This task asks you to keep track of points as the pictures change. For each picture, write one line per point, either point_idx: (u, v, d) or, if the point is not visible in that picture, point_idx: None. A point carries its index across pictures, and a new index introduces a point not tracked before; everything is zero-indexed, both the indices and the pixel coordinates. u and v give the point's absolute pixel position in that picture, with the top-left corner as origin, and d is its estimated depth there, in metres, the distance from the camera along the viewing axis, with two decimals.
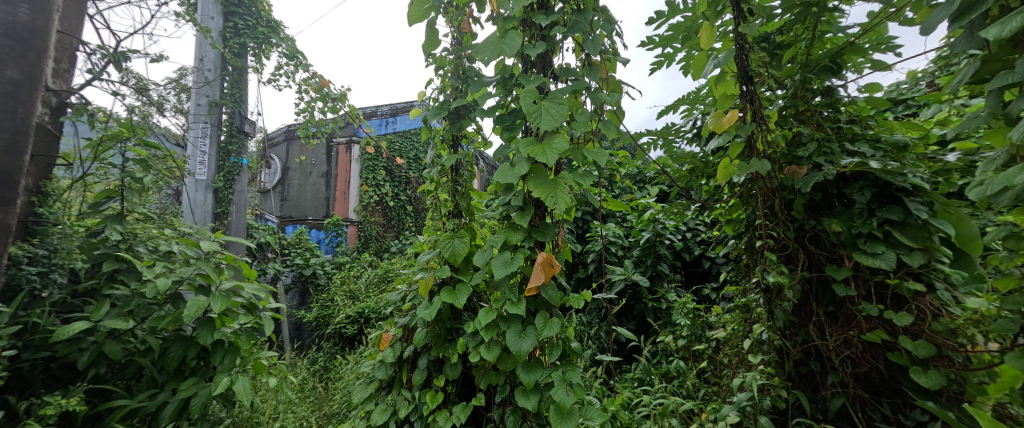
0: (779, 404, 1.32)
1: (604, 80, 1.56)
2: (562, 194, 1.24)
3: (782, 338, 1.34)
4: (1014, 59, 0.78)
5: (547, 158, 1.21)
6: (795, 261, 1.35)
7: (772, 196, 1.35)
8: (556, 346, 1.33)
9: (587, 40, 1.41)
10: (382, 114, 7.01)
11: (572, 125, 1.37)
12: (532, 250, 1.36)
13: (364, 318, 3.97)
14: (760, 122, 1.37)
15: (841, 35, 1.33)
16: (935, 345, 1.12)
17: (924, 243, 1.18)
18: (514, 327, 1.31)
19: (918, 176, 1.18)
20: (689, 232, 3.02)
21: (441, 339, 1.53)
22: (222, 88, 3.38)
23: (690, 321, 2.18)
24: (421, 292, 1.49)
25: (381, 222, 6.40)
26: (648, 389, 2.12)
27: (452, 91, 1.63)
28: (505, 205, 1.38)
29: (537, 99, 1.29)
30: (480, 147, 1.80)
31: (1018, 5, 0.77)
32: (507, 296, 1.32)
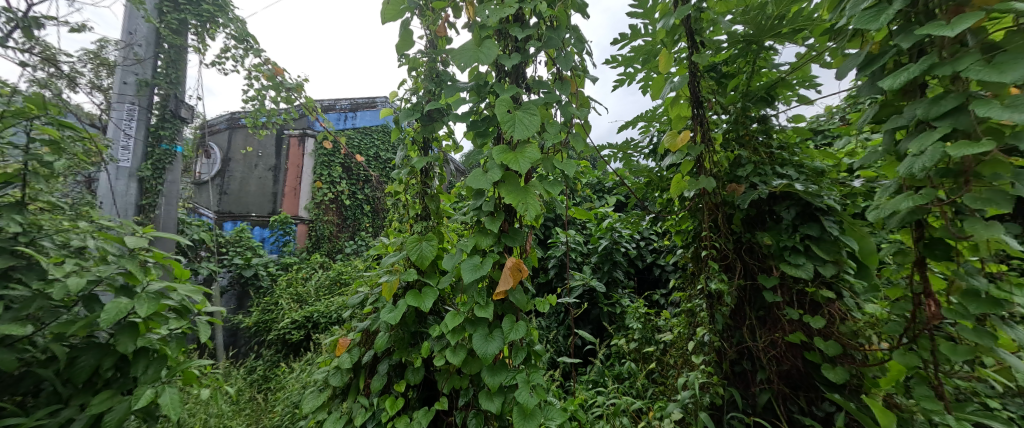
0: (716, 401, 1.46)
1: (574, 95, 1.66)
2: (532, 201, 1.32)
3: (720, 339, 1.49)
4: (903, 105, 0.93)
5: (520, 166, 1.28)
6: (733, 269, 1.49)
7: (716, 210, 1.49)
8: (521, 349, 1.40)
9: (560, 56, 1.54)
10: (341, 108, 6.83)
11: (543, 136, 1.45)
12: (501, 255, 1.43)
13: (312, 322, 3.84)
14: (709, 143, 1.50)
15: (774, 71, 1.50)
16: (842, 345, 1.27)
17: (835, 256, 1.33)
18: (480, 331, 1.36)
19: (832, 199, 1.34)
20: (643, 240, 3.18)
21: (404, 343, 1.56)
22: (156, 67, 3.10)
23: (641, 324, 2.31)
24: (385, 295, 1.52)
25: (335, 221, 6.24)
26: (601, 390, 2.21)
27: (425, 93, 1.67)
28: (476, 210, 1.44)
29: (511, 108, 1.36)
30: (450, 151, 1.85)
31: (907, 62, 0.91)
32: (475, 300, 1.38)
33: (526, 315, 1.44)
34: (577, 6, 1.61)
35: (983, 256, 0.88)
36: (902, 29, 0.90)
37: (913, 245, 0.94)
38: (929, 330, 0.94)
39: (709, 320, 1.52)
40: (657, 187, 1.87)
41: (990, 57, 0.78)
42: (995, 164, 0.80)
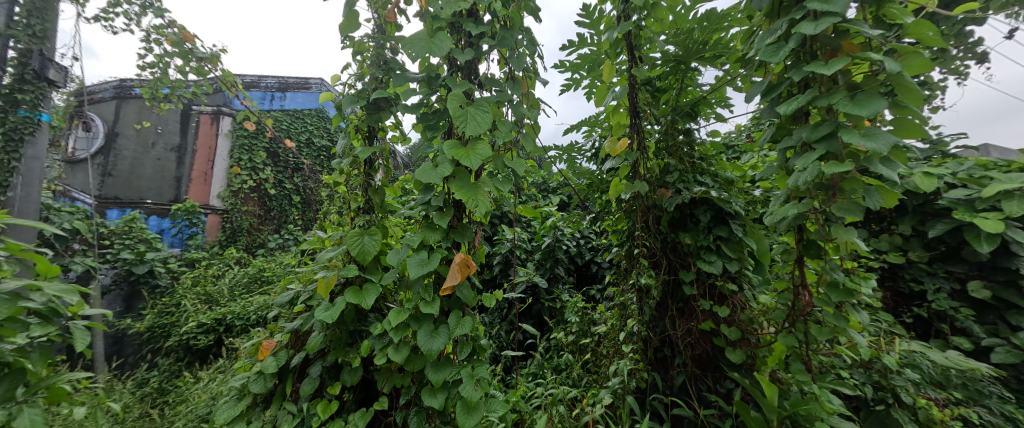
0: (642, 385, 1.61)
1: (525, 95, 1.74)
2: (481, 197, 1.39)
3: (647, 329, 1.65)
4: (792, 128, 1.12)
5: (471, 162, 1.35)
6: (659, 266, 1.66)
7: (647, 212, 1.65)
8: (466, 344, 1.46)
9: (513, 56, 1.59)
10: (269, 87, 6.11)
11: (494, 134, 1.51)
12: (448, 250, 1.49)
13: (224, 326, 3.31)
14: (643, 151, 1.65)
15: (698, 90, 1.70)
16: (742, 331, 1.47)
17: (740, 254, 1.54)
18: (425, 328, 1.41)
19: (738, 205, 1.55)
20: (582, 239, 3.36)
21: (341, 343, 1.58)
22: (12, 12, 2.41)
23: (579, 318, 2.44)
24: (321, 292, 1.51)
25: (256, 212, 5.53)
26: (541, 381, 2.29)
27: (372, 80, 1.69)
28: (424, 205, 1.48)
29: (463, 104, 1.42)
30: (397, 142, 1.88)
31: (797, 92, 1.09)
32: (420, 296, 1.41)
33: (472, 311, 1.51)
34: (530, 9, 1.70)
35: (842, 255, 1.10)
36: (795, 64, 1.08)
37: (796, 246, 1.13)
38: (804, 316, 1.14)
39: (637, 311, 1.67)
40: (598, 189, 2.01)
41: (854, 94, 0.97)
42: (853, 181, 0.99)
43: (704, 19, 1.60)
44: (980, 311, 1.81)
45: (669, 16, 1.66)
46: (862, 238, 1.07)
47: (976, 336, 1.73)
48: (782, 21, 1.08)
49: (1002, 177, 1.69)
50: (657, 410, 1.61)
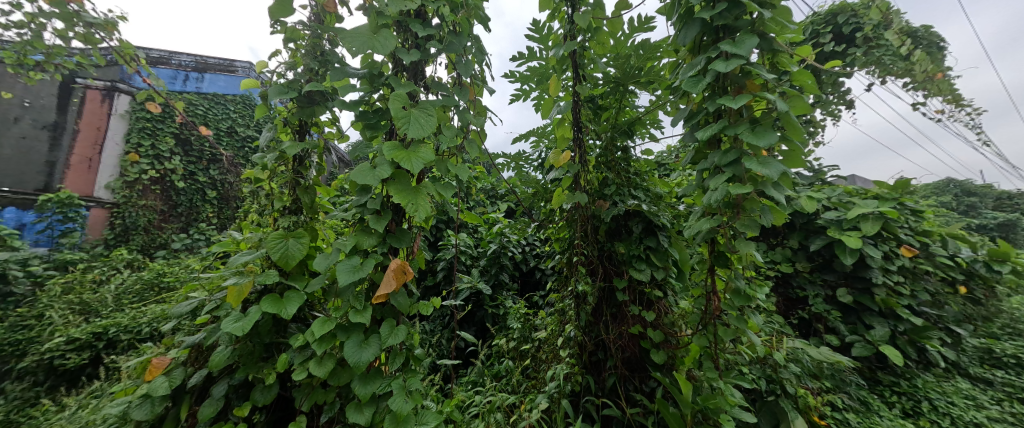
0: (576, 388, 1.69)
1: (472, 102, 1.79)
2: (421, 201, 1.41)
3: (583, 333, 1.73)
4: (707, 152, 1.34)
5: (412, 166, 1.37)
6: (596, 273, 1.75)
7: (587, 221, 1.75)
8: (399, 354, 1.42)
9: (460, 62, 1.63)
10: (181, 66, 4.93)
11: (438, 138, 1.55)
12: (385, 256, 1.47)
13: (105, 341, 2.63)
14: (584, 164, 1.77)
15: (634, 110, 1.85)
16: (664, 334, 1.62)
17: (665, 263, 1.69)
18: (354, 338, 1.38)
19: (665, 218, 1.70)
20: (528, 246, 3.41)
21: (254, 357, 1.51)
22: None
23: (521, 324, 2.46)
24: (231, 302, 1.42)
25: (158, 208, 4.34)
26: (480, 389, 2.27)
27: (306, 72, 1.67)
28: (360, 207, 1.47)
29: (406, 105, 1.44)
30: (333, 139, 1.84)
31: (711, 122, 1.32)
32: (351, 304, 1.39)
33: (408, 319, 1.49)
34: (480, 18, 1.75)
35: (744, 265, 1.33)
36: (711, 96, 1.30)
37: (709, 254, 1.35)
38: (715, 318, 1.36)
39: (574, 317, 1.75)
40: (543, 198, 2.10)
41: (754, 127, 1.21)
42: (753, 201, 1.22)
43: (640, 47, 1.75)
44: (844, 312, 2.57)
45: (609, 39, 1.78)
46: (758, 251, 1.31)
47: (841, 333, 2.45)
48: (701, 57, 1.29)
49: (861, 203, 2.50)
50: (589, 411, 1.70)
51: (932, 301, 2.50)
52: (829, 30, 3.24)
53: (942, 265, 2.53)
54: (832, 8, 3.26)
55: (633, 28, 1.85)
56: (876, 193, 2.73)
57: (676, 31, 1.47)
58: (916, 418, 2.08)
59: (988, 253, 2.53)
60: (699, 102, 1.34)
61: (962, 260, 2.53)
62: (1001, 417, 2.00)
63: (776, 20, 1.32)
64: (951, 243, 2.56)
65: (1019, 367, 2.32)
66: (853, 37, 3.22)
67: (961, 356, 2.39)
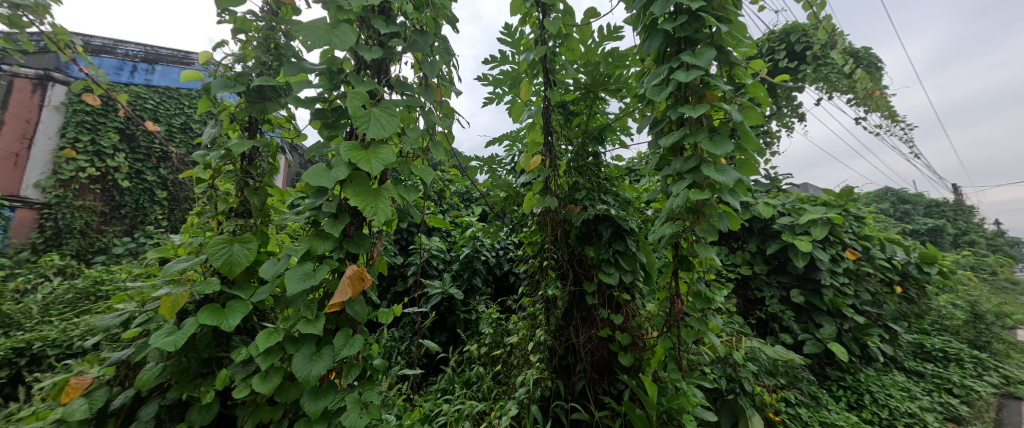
0: (545, 393, 1.66)
1: (439, 103, 1.75)
2: (382, 205, 1.36)
3: (553, 338, 1.72)
4: (669, 159, 1.42)
5: (371, 167, 1.30)
6: (566, 277, 1.76)
7: (557, 226, 1.75)
8: (354, 366, 1.34)
9: (426, 62, 1.60)
10: (129, 56, 4.59)
11: (402, 140, 1.49)
12: (340, 262, 1.40)
13: (27, 357, 2.18)
14: (554, 168, 1.76)
15: (604, 118, 1.90)
16: (632, 336, 1.65)
17: (633, 266, 1.72)
18: (304, 351, 1.29)
19: (633, 222, 1.74)
20: (502, 249, 3.34)
21: (190, 373, 1.35)
22: None
23: (493, 329, 2.39)
24: (164, 313, 1.28)
25: (98, 210, 4.03)
26: (448, 397, 2.19)
27: (258, 65, 1.56)
28: (314, 210, 1.37)
29: (366, 104, 1.39)
30: (289, 137, 1.78)
31: (674, 130, 1.39)
32: (302, 314, 1.30)
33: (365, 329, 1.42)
34: (448, 18, 1.73)
35: (705, 269, 1.40)
36: (674, 105, 1.37)
37: (672, 257, 1.42)
38: (680, 320, 1.42)
39: (544, 321, 1.73)
40: (515, 202, 2.09)
41: (712, 136, 1.28)
42: (711, 208, 1.29)
43: (609, 55, 1.78)
44: (797, 312, 2.73)
45: (579, 46, 1.81)
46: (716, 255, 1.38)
47: (794, 331, 2.62)
48: (665, 67, 1.35)
49: (811, 211, 2.70)
50: (558, 416, 1.68)
51: (875, 301, 2.81)
52: (783, 46, 3.61)
53: (880, 267, 2.82)
54: (786, 27, 3.63)
55: (602, 36, 1.88)
56: (825, 200, 2.97)
57: (641, 40, 1.51)
58: (858, 410, 2.33)
59: (919, 256, 2.87)
60: (663, 111, 1.41)
61: (897, 262, 2.82)
62: (931, 407, 2.37)
63: (732, 34, 1.38)
64: (888, 247, 2.84)
65: (945, 359, 2.88)
66: (805, 54, 3.58)
67: (899, 351, 2.78)
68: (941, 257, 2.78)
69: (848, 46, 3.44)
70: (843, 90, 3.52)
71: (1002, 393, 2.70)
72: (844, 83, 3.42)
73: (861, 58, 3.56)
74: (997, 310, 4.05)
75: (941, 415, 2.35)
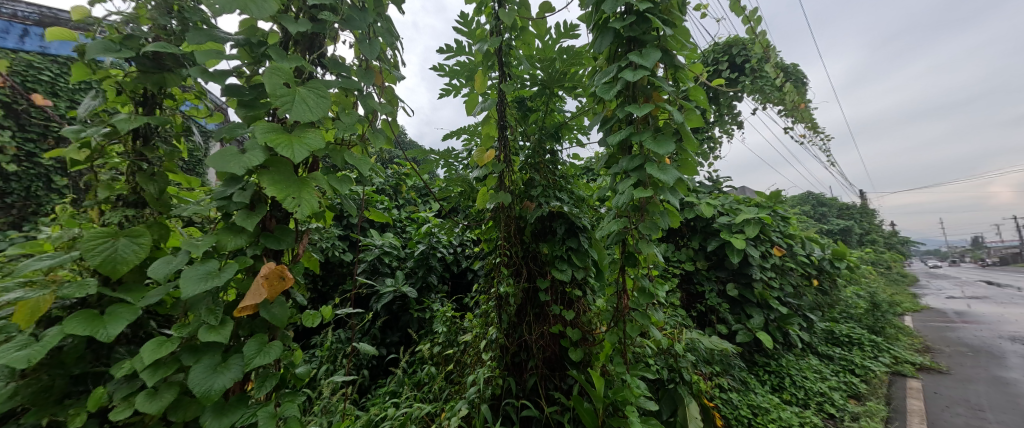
0: (496, 391, 1.66)
1: (380, 88, 1.59)
2: (307, 197, 1.09)
3: (505, 336, 1.72)
4: (618, 157, 1.46)
5: (292, 155, 1.04)
6: (520, 274, 1.75)
7: (511, 223, 1.73)
8: (272, 376, 1.09)
9: (364, 42, 1.38)
10: (19, 16, 3.86)
11: (336, 125, 1.26)
12: (257, 259, 1.12)
13: None
14: (508, 163, 1.74)
15: (561, 115, 1.91)
16: (581, 331, 1.67)
17: (585, 262, 1.74)
18: (205, 360, 1.00)
19: (586, 220, 1.76)
20: (459, 247, 3.21)
21: (54, 392, 1.04)
22: None
23: (446, 328, 2.32)
24: (14, 321, 0.97)
25: None
26: (396, 400, 2.12)
27: (156, 27, 1.21)
28: (224, 201, 1.09)
29: (289, 82, 1.13)
30: (202, 116, 1.48)
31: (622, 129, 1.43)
32: (202, 319, 1.00)
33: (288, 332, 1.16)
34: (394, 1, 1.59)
35: (649, 265, 1.45)
36: (622, 102, 1.40)
37: (619, 254, 1.45)
38: (625, 315, 1.46)
39: (496, 319, 1.73)
40: (469, 196, 2.07)
41: (656, 135, 1.31)
42: (654, 205, 1.35)
43: (565, 52, 1.79)
44: (732, 304, 2.89)
45: (535, 40, 1.82)
46: (659, 251, 1.44)
47: (729, 322, 2.78)
48: (614, 66, 1.40)
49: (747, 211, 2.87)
50: (509, 414, 1.67)
51: (795, 293, 3.09)
52: (725, 58, 3.85)
53: (801, 262, 3.09)
54: (728, 40, 3.87)
55: (559, 33, 1.88)
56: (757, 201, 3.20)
57: (593, 38, 1.54)
58: (780, 392, 2.54)
59: (832, 253, 3.21)
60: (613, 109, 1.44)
61: (814, 258, 3.12)
62: (837, 385, 2.66)
63: (676, 37, 1.43)
64: (807, 244, 3.14)
65: (846, 343, 3.35)
66: (744, 66, 3.82)
67: (813, 337, 3.12)
68: (848, 253, 3.13)
69: (779, 61, 3.73)
70: (775, 102, 3.81)
71: (892, 371, 3.23)
72: (776, 95, 3.70)
73: (791, 73, 3.87)
74: (888, 301, 4.63)
75: (845, 392, 2.63)
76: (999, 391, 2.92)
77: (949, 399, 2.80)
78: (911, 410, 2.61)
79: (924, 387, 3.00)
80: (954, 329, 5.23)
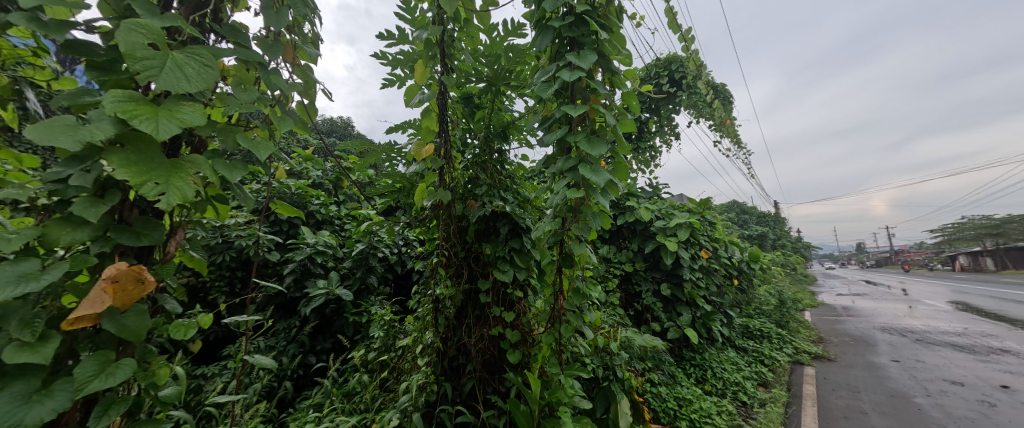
0: (430, 398, 1.62)
1: (295, 67, 1.30)
2: (179, 183, 0.81)
3: (442, 340, 1.68)
4: (557, 157, 1.48)
5: (154, 130, 0.77)
6: (460, 275, 1.71)
7: (450, 222, 1.69)
8: (123, 401, 0.82)
9: (274, 12, 1.16)
10: None
11: (228, 100, 0.98)
12: (103, 261, 0.83)
13: None
14: (448, 159, 1.70)
15: (509, 115, 1.91)
16: (521, 333, 1.66)
17: (527, 263, 1.73)
18: (15, 386, 0.73)
19: (528, 220, 1.76)
20: (403, 246, 3.08)
21: None
22: None
23: (384, 332, 2.19)
24: None
25: None
26: (323, 412, 1.98)
27: None
28: (55, 187, 0.80)
29: (157, 41, 0.84)
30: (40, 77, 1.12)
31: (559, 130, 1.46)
32: (9, 337, 0.72)
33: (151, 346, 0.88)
34: None
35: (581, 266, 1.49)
36: (560, 103, 1.43)
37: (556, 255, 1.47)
38: (561, 316, 1.47)
39: (433, 323, 1.70)
40: (409, 193, 1.99)
41: (590, 137, 1.35)
42: (587, 206, 1.37)
43: (510, 50, 1.78)
44: (665, 303, 3.03)
45: (480, 34, 1.80)
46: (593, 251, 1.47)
47: (662, 321, 2.90)
48: (552, 66, 1.42)
49: (681, 216, 3.02)
50: (443, 420, 1.62)
51: (721, 292, 3.31)
52: (665, 72, 4.06)
53: (725, 264, 3.32)
54: (668, 56, 4.08)
55: (506, 31, 1.87)
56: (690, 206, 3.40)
57: (535, 36, 1.54)
58: (704, 384, 2.70)
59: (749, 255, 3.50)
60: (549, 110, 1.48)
61: (734, 260, 3.38)
62: (749, 375, 2.90)
63: (613, 42, 1.47)
64: (730, 248, 3.39)
65: (759, 337, 3.66)
66: (682, 81, 4.05)
67: (733, 332, 3.36)
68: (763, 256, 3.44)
69: (710, 78, 4.01)
70: (707, 116, 4.08)
71: (793, 360, 3.58)
72: (708, 110, 3.96)
73: (719, 91, 4.18)
74: (794, 299, 5.14)
75: (756, 381, 2.88)
76: (876, 375, 3.33)
77: (838, 383, 3.14)
78: (807, 394, 2.90)
79: (818, 374, 3.34)
80: (842, 321, 5.94)
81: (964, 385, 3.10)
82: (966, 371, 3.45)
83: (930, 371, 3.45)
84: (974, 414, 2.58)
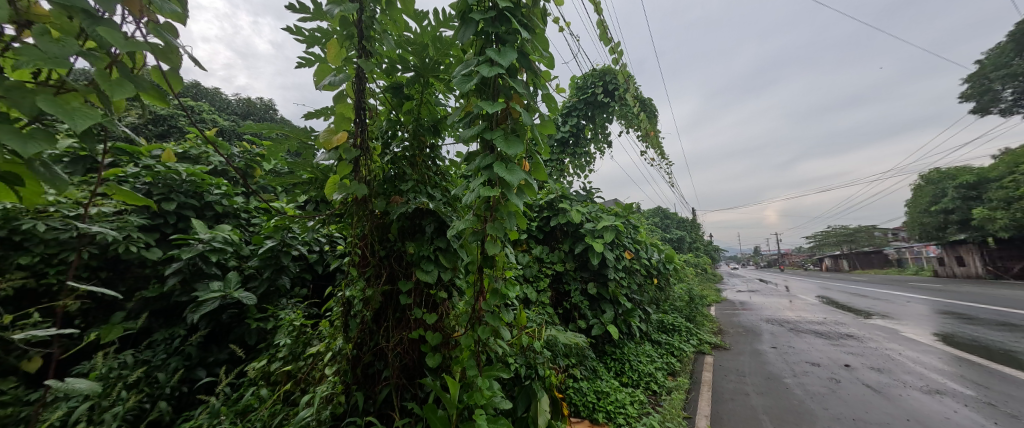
0: (338, 410, 1.51)
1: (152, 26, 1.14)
2: None
3: (354, 346, 1.59)
4: (478, 154, 1.47)
5: None
6: (378, 276, 1.63)
7: (366, 218, 1.62)
8: None
9: None
10: None
11: (28, 61, 0.90)
12: None
13: None
14: (364, 150, 1.62)
15: (441, 108, 1.85)
16: (442, 336, 1.61)
17: (453, 263, 1.68)
18: None
19: (455, 218, 1.71)
20: (321, 243, 2.87)
21: None
22: None
23: (292, 339, 2.00)
24: None
25: None
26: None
27: None
28: None
29: None
30: None
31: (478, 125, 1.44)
32: None
33: None
34: None
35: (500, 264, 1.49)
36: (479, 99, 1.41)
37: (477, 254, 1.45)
38: (480, 317, 1.45)
39: (345, 328, 1.61)
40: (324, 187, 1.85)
41: (507, 135, 1.34)
42: (505, 206, 1.37)
43: (438, 40, 1.72)
44: (591, 301, 3.14)
45: (404, 19, 1.72)
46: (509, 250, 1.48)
47: (587, 318, 2.99)
48: (473, 60, 1.40)
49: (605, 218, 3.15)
50: None
51: (640, 290, 3.50)
52: (597, 81, 4.22)
53: (644, 264, 3.52)
54: (602, 67, 4.24)
55: (438, 21, 1.81)
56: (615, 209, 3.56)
57: (458, 29, 1.51)
58: (622, 378, 2.82)
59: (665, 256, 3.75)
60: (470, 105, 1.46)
61: (651, 261, 3.60)
62: (660, 366, 3.10)
63: (532, 42, 1.48)
64: (648, 249, 3.60)
65: (670, 331, 3.94)
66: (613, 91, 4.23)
67: (649, 327, 3.57)
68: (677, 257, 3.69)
69: (637, 90, 4.24)
70: (634, 126, 4.30)
71: (697, 351, 3.92)
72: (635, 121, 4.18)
73: (645, 103, 4.43)
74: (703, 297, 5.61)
75: (665, 372, 3.08)
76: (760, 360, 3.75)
77: (732, 369, 3.48)
78: (704, 380, 3.18)
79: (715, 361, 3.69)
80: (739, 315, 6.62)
81: (822, 366, 3.58)
82: (824, 354, 4.00)
83: (799, 355, 3.96)
84: (823, 390, 2.98)
